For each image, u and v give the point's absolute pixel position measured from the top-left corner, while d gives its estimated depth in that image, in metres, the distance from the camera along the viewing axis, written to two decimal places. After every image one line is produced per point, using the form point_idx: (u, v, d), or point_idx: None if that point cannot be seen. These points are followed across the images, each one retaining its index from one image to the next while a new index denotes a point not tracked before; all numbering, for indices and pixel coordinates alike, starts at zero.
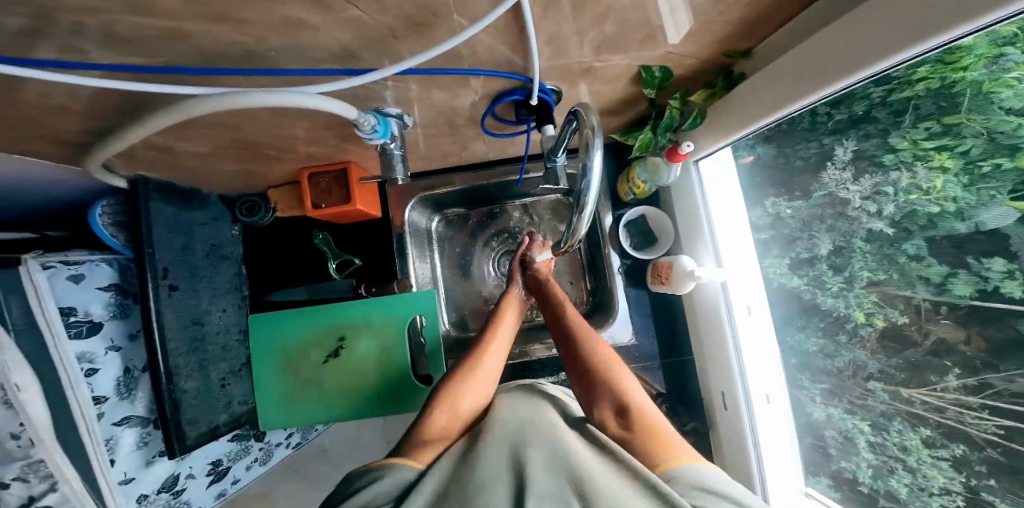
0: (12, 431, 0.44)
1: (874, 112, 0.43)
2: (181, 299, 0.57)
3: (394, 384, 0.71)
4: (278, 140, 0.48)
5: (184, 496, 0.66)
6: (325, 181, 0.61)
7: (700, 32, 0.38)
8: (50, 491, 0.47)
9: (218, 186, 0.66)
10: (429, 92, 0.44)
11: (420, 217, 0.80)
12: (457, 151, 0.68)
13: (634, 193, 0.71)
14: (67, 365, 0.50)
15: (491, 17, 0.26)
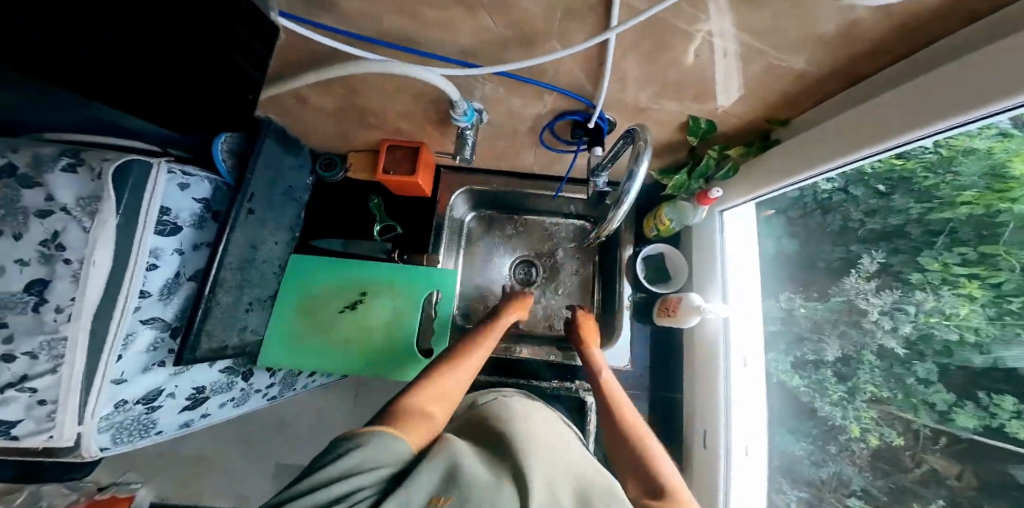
0: (60, 304, 0.50)
1: (909, 227, 0.48)
2: (252, 223, 0.64)
3: (397, 347, 0.76)
4: (377, 105, 0.59)
5: (156, 414, 0.64)
6: (398, 153, 0.72)
7: (748, 98, 0.45)
8: (47, 373, 0.51)
9: (314, 140, 0.77)
10: (509, 94, 0.51)
11: (460, 206, 0.88)
12: (509, 155, 0.76)
13: (658, 230, 0.76)
14: (140, 252, 0.55)
15: (582, 46, 0.33)
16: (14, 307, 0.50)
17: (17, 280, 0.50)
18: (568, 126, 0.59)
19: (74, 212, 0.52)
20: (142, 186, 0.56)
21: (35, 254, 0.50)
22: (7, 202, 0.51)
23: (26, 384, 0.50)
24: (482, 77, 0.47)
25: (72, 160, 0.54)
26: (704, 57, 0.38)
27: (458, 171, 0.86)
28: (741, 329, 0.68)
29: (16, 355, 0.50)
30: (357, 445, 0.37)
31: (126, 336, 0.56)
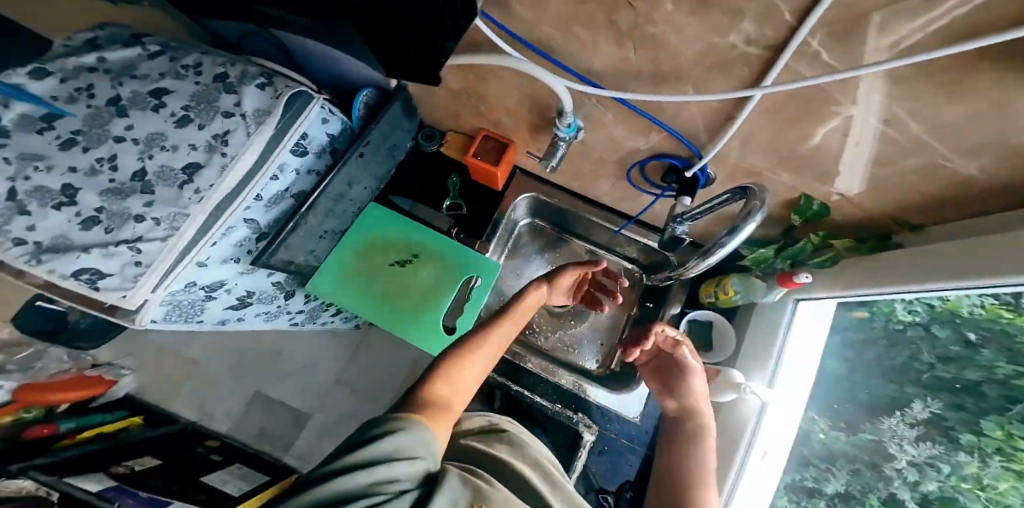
0: (202, 186, 0.59)
1: (987, 387, 0.45)
2: (358, 165, 0.76)
3: (427, 310, 0.85)
4: (494, 96, 0.68)
5: (208, 303, 0.72)
6: (490, 144, 0.83)
7: (876, 187, 0.43)
8: (156, 239, 0.57)
9: (428, 111, 0.88)
10: (618, 121, 0.53)
11: (522, 209, 0.95)
12: (588, 179, 0.78)
13: (715, 296, 0.73)
14: (274, 163, 0.63)
15: (732, 94, 0.33)
16: (169, 179, 0.59)
17: (183, 159, 0.59)
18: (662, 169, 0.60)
19: (247, 120, 0.61)
20: (302, 112, 0.64)
21: (205, 143, 0.60)
22: (208, 100, 0.62)
23: (138, 244, 0.56)
24: (601, 99, 0.49)
25: (264, 81, 0.64)
26: (843, 137, 0.37)
27: (532, 178, 0.92)
28: (779, 421, 0.63)
29: (145, 216, 0.56)
30: (388, 430, 0.37)
31: (226, 231, 0.63)
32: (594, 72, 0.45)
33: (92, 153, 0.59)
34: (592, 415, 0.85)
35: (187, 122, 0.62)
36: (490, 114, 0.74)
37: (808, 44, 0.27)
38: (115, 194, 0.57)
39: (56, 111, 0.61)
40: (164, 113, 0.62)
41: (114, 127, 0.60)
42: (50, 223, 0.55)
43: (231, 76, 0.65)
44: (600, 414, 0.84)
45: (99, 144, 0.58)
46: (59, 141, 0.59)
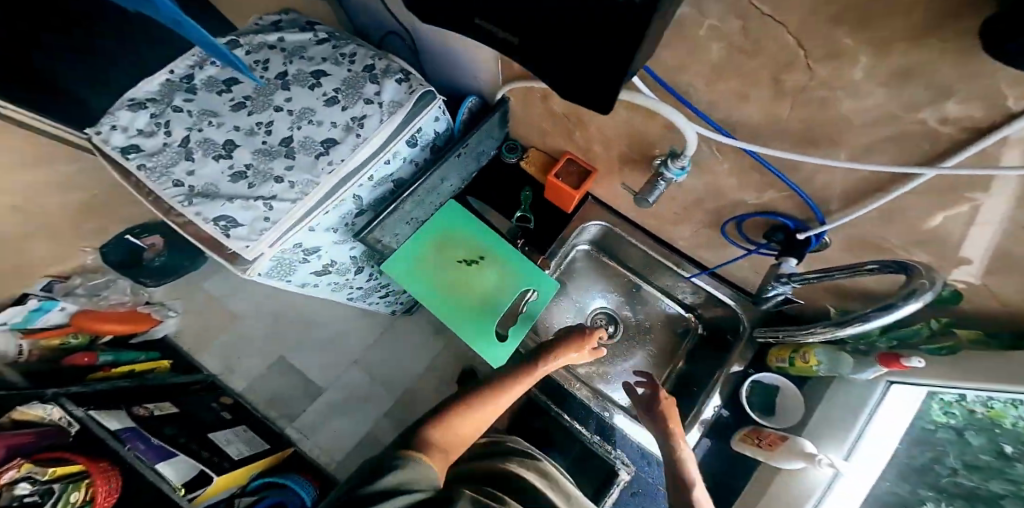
0: (336, 159, 0.71)
1: (1006, 499, 0.47)
2: (454, 163, 0.86)
3: (484, 312, 0.88)
4: (599, 128, 0.71)
5: (297, 268, 0.78)
6: (574, 168, 0.86)
7: (1014, 280, 0.42)
8: (288, 200, 0.67)
9: (520, 129, 0.92)
10: (733, 173, 0.54)
11: (592, 231, 0.97)
12: (670, 221, 0.79)
13: (790, 363, 0.74)
14: (392, 146, 0.76)
15: (912, 169, 0.34)
16: (310, 148, 0.71)
17: (326, 132, 0.73)
18: (761, 225, 0.61)
19: (383, 109, 0.75)
20: (422, 109, 0.78)
21: (345, 123, 0.74)
22: (354, 87, 0.77)
23: (272, 202, 0.66)
24: (725, 148, 0.50)
25: (401, 77, 0.78)
26: (1000, 227, 0.37)
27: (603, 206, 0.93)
28: (854, 499, 0.58)
29: (283, 179, 0.68)
30: (400, 465, 0.49)
31: (339, 203, 0.73)
32: (733, 122, 0.46)
33: (254, 116, 0.73)
34: (629, 454, 0.85)
35: (334, 102, 0.76)
36: (585, 141, 0.78)
37: (1019, 140, 0.27)
38: (265, 155, 0.70)
39: (233, 78, 0.75)
40: (316, 92, 0.76)
41: (276, 98, 0.75)
42: (211, 171, 0.68)
43: (375, 68, 0.80)
44: (636, 452, 0.85)
45: (264, 111, 0.72)
46: (231, 103, 0.73)
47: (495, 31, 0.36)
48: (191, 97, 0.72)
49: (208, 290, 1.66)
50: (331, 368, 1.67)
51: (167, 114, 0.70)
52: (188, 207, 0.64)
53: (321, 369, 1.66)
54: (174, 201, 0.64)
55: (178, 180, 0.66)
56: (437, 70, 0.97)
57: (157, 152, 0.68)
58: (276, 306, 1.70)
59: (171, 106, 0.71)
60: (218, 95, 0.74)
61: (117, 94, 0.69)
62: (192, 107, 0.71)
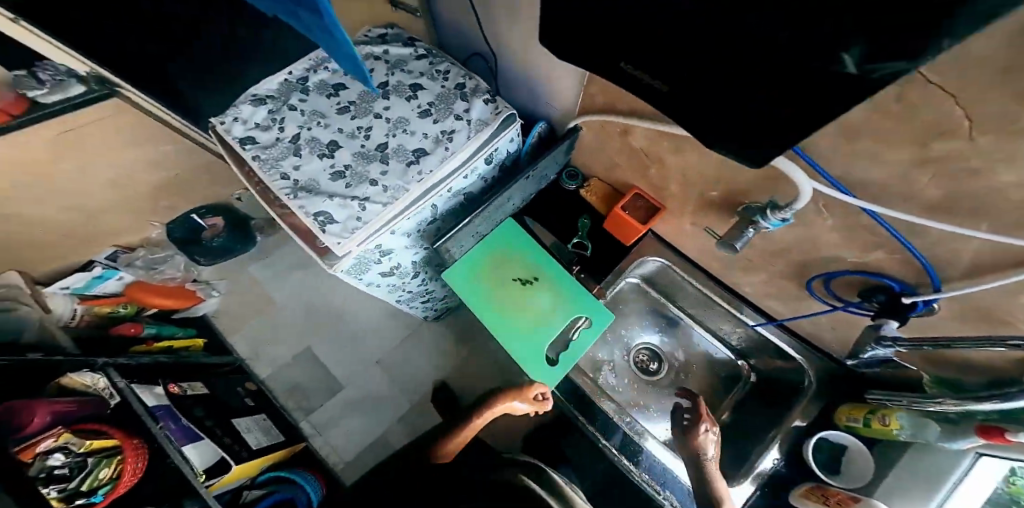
0: (425, 169, 0.75)
1: None
2: (527, 183, 0.89)
3: (535, 334, 0.87)
4: (677, 167, 0.70)
5: (369, 269, 0.80)
6: (641, 202, 0.83)
7: None
8: (383, 203, 0.71)
9: (584, 157, 0.92)
10: (839, 228, 0.54)
11: (649, 265, 0.94)
12: (741, 266, 0.78)
13: (864, 423, 0.72)
14: (473, 160, 0.79)
15: None
16: (402, 156, 0.76)
17: (418, 143, 0.78)
18: (854, 284, 0.61)
19: (471, 126, 0.79)
20: (505, 127, 0.81)
21: (435, 135, 0.79)
22: (445, 103, 0.82)
23: (366, 203, 0.71)
24: (837, 204, 0.50)
25: (488, 97, 0.82)
26: None
27: (663, 242, 0.88)
28: None
29: (378, 183, 0.73)
30: None
31: (422, 211, 0.77)
32: (856, 180, 0.46)
33: (355, 121, 0.79)
34: (677, 495, 0.82)
35: (427, 115, 0.81)
36: (660, 179, 0.76)
37: None
38: (363, 158, 0.76)
39: (341, 83, 0.82)
40: (411, 103, 0.82)
41: (376, 105, 0.80)
42: (314, 168, 0.74)
43: (465, 86, 0.84)
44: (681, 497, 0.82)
45: (365, 117, 0.79)
46: (338, 107, 0.80)
47: (640, 75, 0.36)
48: (304, 99, 0.79)
49: (252, 273, 1.68)
50: (354, 365, 1.65)
51: (282, 112, 0.78)
52: (293, 199, 0.70)
53: (345, 364, 1.65)
54: (282, 192, 0.71)
55: (285, 172, 0.73)
56: (515, 94, 1.01)
57: (270, 145, 0.75)
58: (310, 296, 1.69)
59: (287, 105, 0.78)
60: (326, 98, 0.81)
61: (244, 90, 0.78)
62: (305, 108, 0.79)
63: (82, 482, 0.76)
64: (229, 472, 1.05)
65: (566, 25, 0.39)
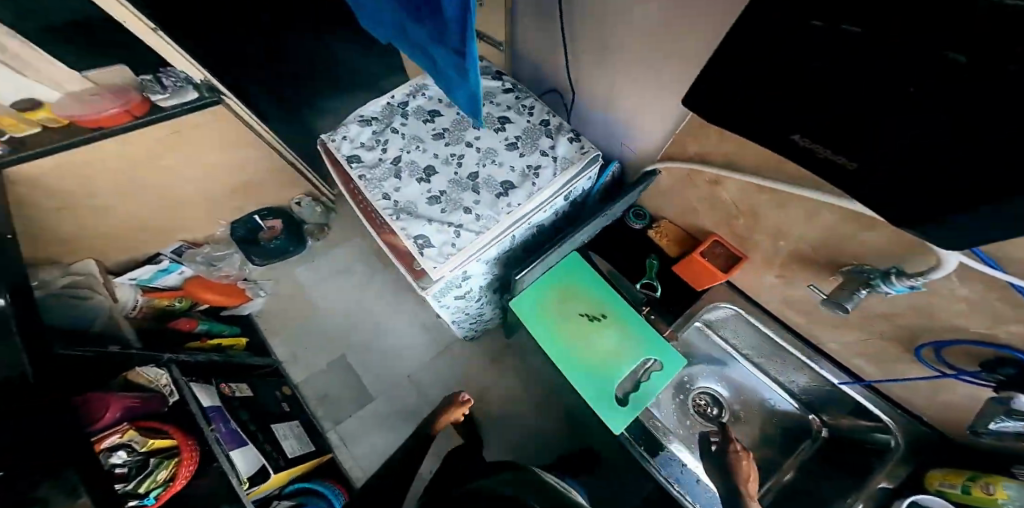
0: (513, 202, 0.76)
1: None
2: (601, 220, 0.89)
3: (602, 373, 0.82)
4: (770, 223, 0.68)
5: (444, 293, 0.81)
6: (720, 250, 0.80)
7: None
8: (476, 232, 0.74)
9: (655, 199, 0.91)
10: (975, 298, 0.51)
11: (723, 312, 0.91)
12: (833, 322, 0.74)
13: (962, 491, 0.61)
14: (556, 196, 0.80)
15: None
16: (491, 186, 0.78)
17: (507, 174, 0.80)
18: (976, 354, 0.59)
19: (558, 163, 0.80)
20: (589, 166, 0.81)
21: (522, 169, 0.80)
22: (532, 137, 0.84)
23: (461, 230, 0.73)
24: (980, 276, 0.48)
25: (573, 136, 0.83)
26: None
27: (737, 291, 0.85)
28: None
29: (471, 210, 0.75)
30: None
31: (507, 241, 0.79)
32: (1011, 258, 0.43)
33: (449, 148, 0.83)
34: None
35: (514, 147, 0.83)
36: (748, 231, 0.73)
37: None
38: (456, 186, 0.78)
39: (437, 111, 0.87)
40: (500, 135, 0.84)
41: (467, 134, 0.84)
42: (413, 191, 0.78)
43: (549, 123, 0.86)
44: None
45: (460, 145, 0.82)
46: (435, 133, 0.84)
47: (817, 148, 0.35)
48: (405, 123, 0.85)
49: (301, 277, 1.70)
50: (388, 379, 1.60)
51: (385, 135, 0.84)
52: (396, 221, 0.74)
53: (379, 376, 1.60)
54: (386, 214, 0.75)
55: (387, 193, 0.77)
56: (588, 130, 1.02)
57: (374, 166, 0.80)
58: (354, 304, 1.70)
59: (391, 128, 0.84)
60: (423, 124, 0.85)
61: (354, 112, 0.85)
62: (406, 132, 0.84)
63: (141, 483, 0.77)
64: (269, 480, 1.03)
65: (715, 94, 0.41)
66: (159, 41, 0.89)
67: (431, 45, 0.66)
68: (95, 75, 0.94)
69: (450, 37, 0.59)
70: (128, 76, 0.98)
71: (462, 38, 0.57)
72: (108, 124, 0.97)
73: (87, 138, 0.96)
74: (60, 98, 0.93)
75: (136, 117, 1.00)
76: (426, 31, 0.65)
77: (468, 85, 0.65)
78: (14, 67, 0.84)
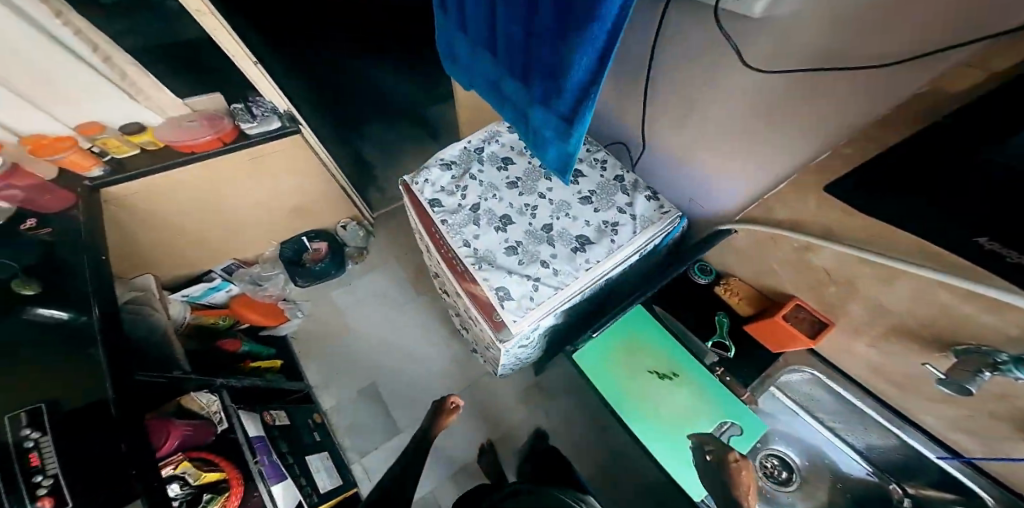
0: (591, 260, 0.75)
1: None
2: (671, 275, 0.88)
3: (677, 436, 0.77)
4: (872, 294, 0.65)
5: (513, 345, 0.79)
6: (803, 314, 0.77)
7: None
8: (553, 288, 0.73)
9: (730, 256, 0.89)
10: None
11: (800, 375, 0.86)
12: (934, 409, 0.68)
13: None
14: (633, 255, 0.78)
15: None
16: (567, 241, 0.77)
17: (582, 229, 0.79)
18: None
19: (636, 221, 0.79)
20: (667, 228, 0.80)
21: (598, 225, 0.79)
22: (607, 193, 0.83)
23: (539, 284, 0.73)
24: None
25: (650, 194, 0.83)
26: None
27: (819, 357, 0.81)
28: None
29: (549, 265, 0.75)
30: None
31: (582, 297, 0.78)
32: None
33: (524, 198, 0.83)
34: None
35: (588, 202, 0.83)
36: (841, 299, 0.70)
37: None
38: (532, 237, 0.78)
39: (511, 159, 0.88)
40: (574, 188, 0.85)
41: (540, 185, 0.84)
42: (491, 240, 0.78)
43: (624, 179, 0.86)
44: None
45: (534, 196, 0.82)
46: (509, 182, 0.85)
47: (1008, 254, 0.35)
48: (482, 170, 0.86)
49: (337, 301, 1.64)
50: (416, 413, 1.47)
51: (463, 180, 0.85)
52: (477, 271, 0.74)
53: (408, 407, 1.47)
54: (465, 262, 0.76)
55: (466, 240, 0.78)
56: (658, 182, 1.04)
57: (453, 211, 0.82)
58: (385, 332, 1.61)
59: (469, 173, 0.86)
60: (497, 171, 0.87)
61: (435, 156, 0.87)
62: (483, 178, 0.85)
63: None
64: None
65: (895, 170, 0.43)
66: (258, 72, 1.05)
67: (534, 106, 0.69)
68: (195, 102, 1.09)
69: (558, 105, 0.62)
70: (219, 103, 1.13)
71: (573, 108, 0.59)
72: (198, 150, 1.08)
73: (180, 160, 1.08)
74: (159, 121, 1.08)
75: (225, 143, 1.11)
76: (532, 94, 0.68)
77: (566, 147, 0.67)
78: (128, 92, 0.99)
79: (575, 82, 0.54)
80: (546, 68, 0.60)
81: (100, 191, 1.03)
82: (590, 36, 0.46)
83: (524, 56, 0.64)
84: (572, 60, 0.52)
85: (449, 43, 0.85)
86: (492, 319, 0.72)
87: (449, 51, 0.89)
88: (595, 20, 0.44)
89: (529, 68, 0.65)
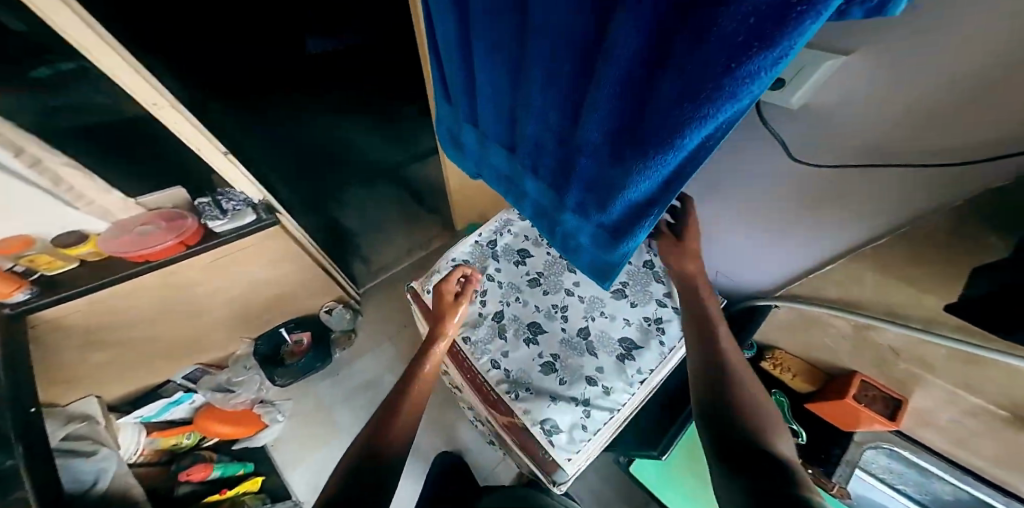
0: (643, 369, 0.66)
1: None
2: None
3: None
4: (952, 381, 0.59)
5: None
6: (873, 393, 0.70)
7: None
8: (607, 411, 0.63)
9: (773, 327, 0.84)
10: None
11: (875, 454, 0.77)
12: None
13: None
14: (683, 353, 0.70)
15: None
16: (609, 348, 0.68)
17: (621, 331, 0.70)
18: None
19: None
20: None
21: (640, 323, 0.71)
22: (642, 283, 0.76)
23: (589, 408, 0.63)
24: None
25: None
26: None
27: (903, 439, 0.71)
28: None
29: (596, 382, 0.65)
30: None
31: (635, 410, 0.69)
32: None
33: (549, 297, 0.74)
34: None
35: (622, 295, 0.74)
36: (913, 380, 0.65)
37: None
38: (569, 347, 0.69)
39: (527, 251, 0.78)
40: None
41: (565, 280, 0.75)
42: (522, 356, 0.68)
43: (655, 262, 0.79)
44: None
45: (561, 296, 0.73)
46: (530, 280, 0.75)
47: None
48: (499, 268, 0.76)
49: (321, 395, 1.40)
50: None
51: (480, 283, 0.75)
52: (515, 401, 0.64)
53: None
54: (497, 391, 0.65)
55: (495, 359, 0.68)
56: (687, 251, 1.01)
57: (474, 323, 0.72)
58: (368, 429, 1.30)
59: (485, 274, 0.76)
60: (515, 267, 0.77)
61: (445, 256, 0.76)
62: (501, 278, 0.75)
63: None
64: None
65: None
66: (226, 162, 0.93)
67: (565, 212, 0.62)
68: (149, 200, 0.99)
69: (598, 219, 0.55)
70: (179, 198, 1.03)
71: (620, 222, 0.52)
72: (158, 257, 0.94)
73: (132, 270, 0.92)
74: (106, 227, 0.94)
75: (188, 246, 0.97)
76: (564, 200, 0.60)
77: (606, 255, 0.60)
78: (65, 199, 0.85)
79: (628, 201, 0.47)
80: (585, 179, 0.53)
81: (24, 318, 0.85)
82: (657, 165, 0.40)
83: (554, 164, 0.58)
84: (628, 182, 0.45)
85: (455, 137, 0.79)
86: (541, 460, 0.61)
87: (452, 139, 0.82)
88: (666, 152, 0.37)
89: (561, 176, 0.59)
